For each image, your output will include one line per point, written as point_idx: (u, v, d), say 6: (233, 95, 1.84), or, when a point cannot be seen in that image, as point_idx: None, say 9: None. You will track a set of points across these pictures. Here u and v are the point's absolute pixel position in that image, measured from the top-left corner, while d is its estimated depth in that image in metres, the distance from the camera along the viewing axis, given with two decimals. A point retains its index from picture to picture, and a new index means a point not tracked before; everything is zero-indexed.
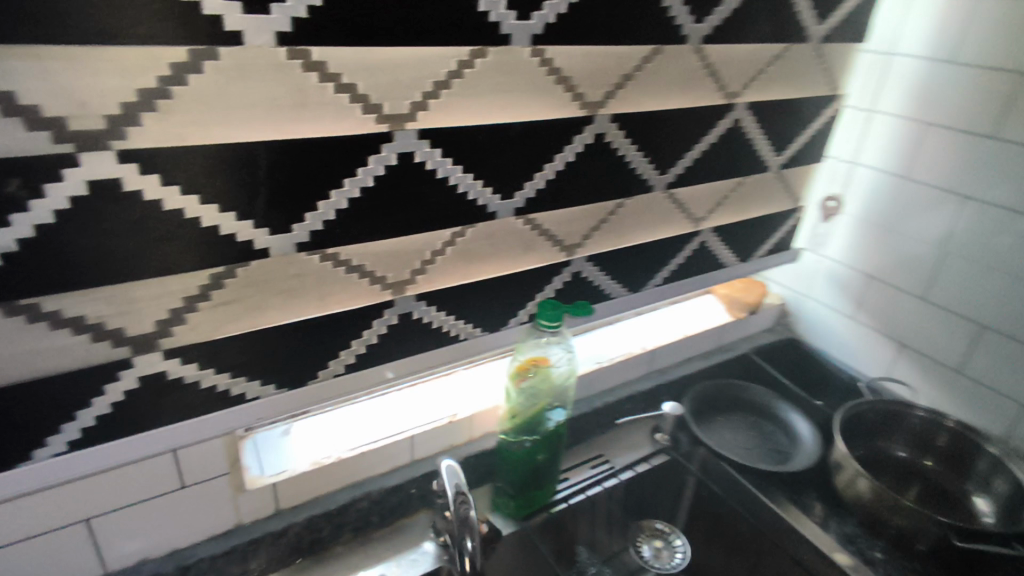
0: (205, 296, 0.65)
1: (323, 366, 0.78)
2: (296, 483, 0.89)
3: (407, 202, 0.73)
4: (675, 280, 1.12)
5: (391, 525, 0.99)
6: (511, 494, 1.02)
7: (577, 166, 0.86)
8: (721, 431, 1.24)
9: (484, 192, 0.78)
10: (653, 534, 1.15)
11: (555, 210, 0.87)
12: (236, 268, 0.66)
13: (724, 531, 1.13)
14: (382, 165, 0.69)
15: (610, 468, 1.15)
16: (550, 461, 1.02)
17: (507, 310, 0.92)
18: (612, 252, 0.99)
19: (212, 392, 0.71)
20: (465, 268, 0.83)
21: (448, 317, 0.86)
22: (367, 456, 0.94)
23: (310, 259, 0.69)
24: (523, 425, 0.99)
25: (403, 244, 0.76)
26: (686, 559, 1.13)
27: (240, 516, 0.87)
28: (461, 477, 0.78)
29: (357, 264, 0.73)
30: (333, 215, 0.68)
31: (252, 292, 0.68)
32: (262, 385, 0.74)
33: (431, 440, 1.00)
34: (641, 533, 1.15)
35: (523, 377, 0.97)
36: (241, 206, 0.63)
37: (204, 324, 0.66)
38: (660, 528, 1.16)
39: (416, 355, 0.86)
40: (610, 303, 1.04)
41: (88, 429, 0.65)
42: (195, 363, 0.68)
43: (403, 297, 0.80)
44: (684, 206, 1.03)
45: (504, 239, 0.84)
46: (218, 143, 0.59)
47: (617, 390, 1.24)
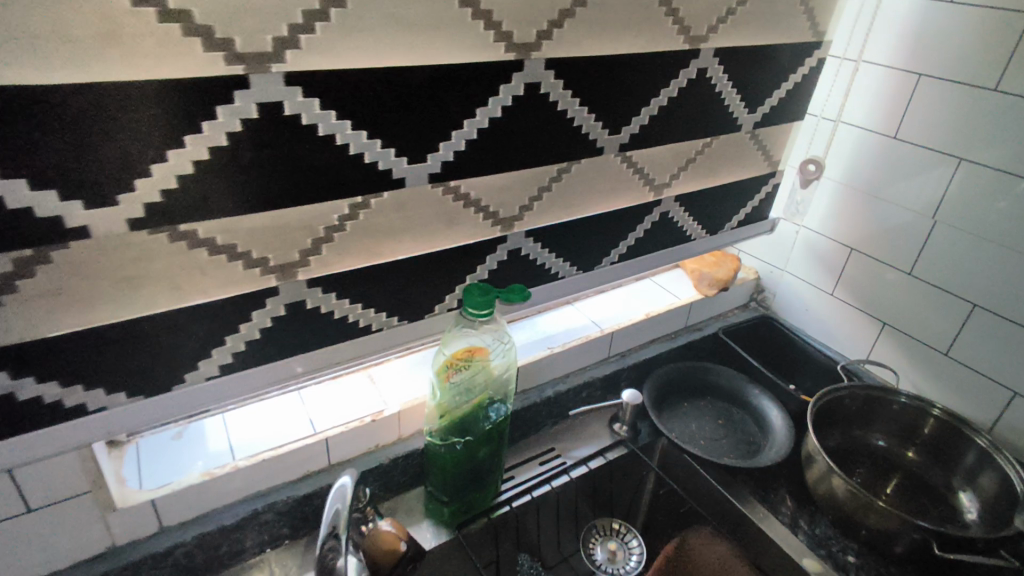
0: (9, 288, 0.51)
1: (193, 368, 0.64)
2: (182, 500, 0.76)
3: (282, 166, 0.58)
4: (633, 257, 0.99)
5: (307, 536, 0.88)
6: (445, 501, 0.91)
7: (507, 124, 0.71)
8: (686, 419, 1.13)
9: (386, 154, 0.64)
10: (607, 532, 1.05)
11: (482, 176, 0.73)
12: (48, 251, 0.51)
13: (685, 531, 1.03)
14: (238, 118, 0.54)
15: (563, 464, 1.04)
16: (492, 457, 0.90)
17: (431, 295, 0.79)
18: (557, 226, 0.85)
19: (40, 405, 0.57)
20: (371, 247, 0.69)
21: (355, 306, 0.72)
22: (271, 464, 0.81)
23: (154, 239, 0.55)
24: (454, 424, 0.85)
25: (284, 219, 0.61)
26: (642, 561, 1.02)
27: (115, 538, 0.74)
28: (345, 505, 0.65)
29: (223, 245, 0.59)
30: (175, 182, 0.54)
31: (74, 281, 0.53)
32: (111, 394, 0.60)
33: (351, 442, 0.87)
34: (596, 532, 1.04)
35: (453, 371, 0.82)
36: (37, 171, 0.48)
37: (10, 323, 0.52)
38: (616, 525, 1.05)
39: (318, 350, 0.73)
40: (558, 284, 0.91)
41: None
42: (8, 372, 0.54)
43: (292, 283, 0.66)
44: (641, 171, 0.89)
45: (418, 212, 0.70)
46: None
47: (572, 376, 1.11)
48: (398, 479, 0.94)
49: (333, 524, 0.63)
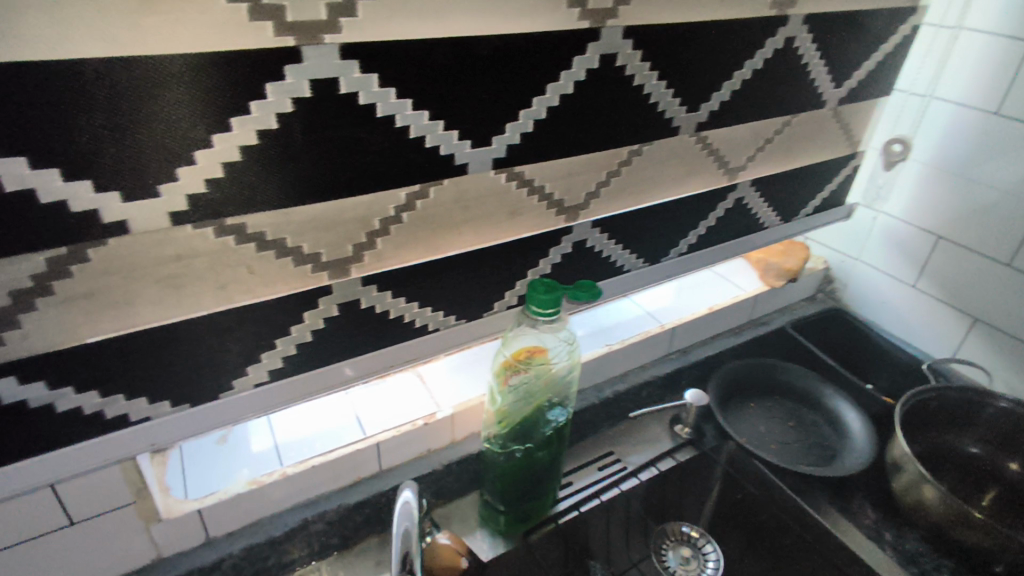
0: (44, 289, 0.46)
1: (242, 374, 0.59)
2: (229, 509, 0.71)
3: (336, 151, 0.52)
4: (703, 247, 0.90)
5: (358, 546, 0.83)
6: (501, 509, 0.85)
7: (579, 101, 0.63)
8: (753, 421, 1.05)
9: (448, 137, 0.57)
10: (678, 539, 0.93)
11: (549, 160, 0.66)
12: (85, 249, 0.46)
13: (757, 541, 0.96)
14: (289, 97, 0.48)
15: (623, 469, 0.97)
16: (552, 465, 0.83)
17: (490, 292, 0.72)
18: (625, 215, 0.77)
19: (80, 417, 0.52)
20: (429, 241, 0.63)
21: (411, 305, 0.66)
22: (320, 471, 0.76)
23: (199, 234, 0.50)
24: (513, 430, 0.79)
25: (337, 210, 0.55)
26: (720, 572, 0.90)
27: (161, 548, 0.70)
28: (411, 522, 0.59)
29: (272, 240, 0.53)
30: (221, 171, 0.48)
31: (113, 281, 0.48)
32: (154, 403, 0.55)
33: (402, 446, 0.82)
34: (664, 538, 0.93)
35: (512, 373, 0.76)
36: (72, 159, 0.43)
37: (45, 328, 0.47)
38: (686, 531, 0.94)
39: (372, 352, 0.67)
40: (624, 278, 0.83)
41: None
42: (44, 382, 0.49)
43: (345, 282, 0.60)
44: (715, 152, 0.81)
45: (480, 202, 0.64)
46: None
47: (631, 375, 1.04)
48: (452, 485, 0.88)
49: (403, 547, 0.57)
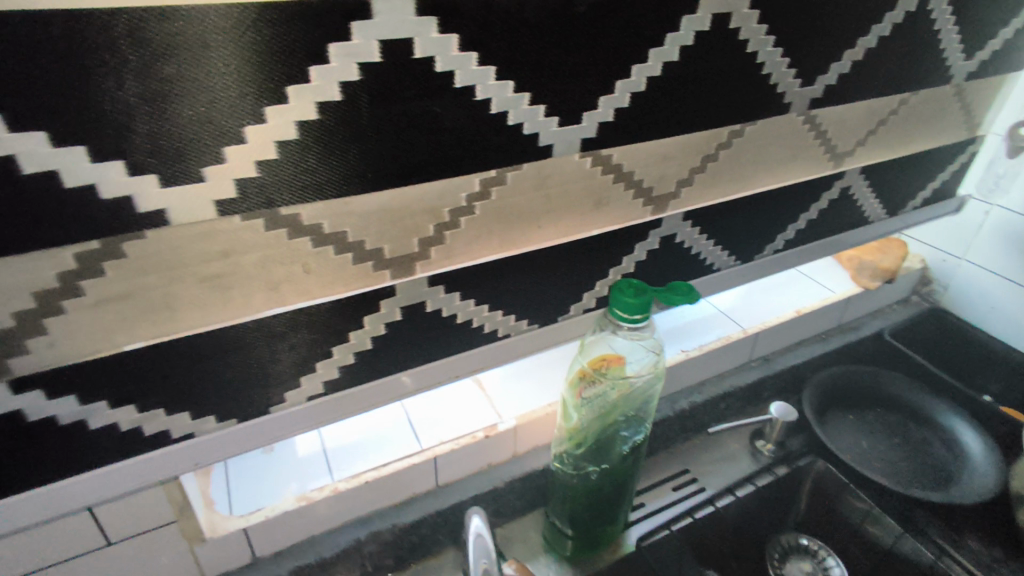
0: (73, 289, 0.39)
1: (294, 385, 0.52)
2: (276, 528, 0.65)
3: (405, 129, 0.44)
4: (800, 244, 0.80)
5: (411, 567, 0.76)
6: (569, 535, 0.76)
7: (682, 71, 0.54)
8: (849, 436, 0.93)
9: (534, 112, 0.49)
10: (797, 552, 0.85)
11: (642, 141, 0.57)
12: (119, 243, 0.39)
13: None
14: (356, 62, 0.40)
15: (703, 492, 0.87)
16: (626, 487, 0.74)
17: (568, 294, 0.63)
18: (720, 206, 0.67)
19: (115, 434, 0.46)
20: (504, 234, 0.55)
21: (481, 308, 0.58)
22: (373, 487, 0.69)
23: (249, 226, 0.43)
24: (586, 449, 0.70)
25: (403, 199, 0.47)
26: None
27: (204, 569, 0.64)
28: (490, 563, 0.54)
29: (330, 233, 0.46)
30: (275, 152, 0.41)
31: (151, 280, 0.41)
32: (198, 417, 0.49)
33: (461, 461, 0.74)
34: (780, 550, 0.85)
35: (586, 385, 0.66)
36: (103, 135, 0.36)
37: (75, 333, 0.41)
38: (807, 544, 0.85)
39: (435, 361, 0.59)
40: (714, 278, 0.73)
41: None
42: (75, 395, 0.43)
43: (409, 282, 0.52)
44: (824, 134, 0.70)
45: (563, 189, 0.55)
46: (8, 8, 0.31)
47: (708, 384, 0.94)
48: (512, 503, 0.80)
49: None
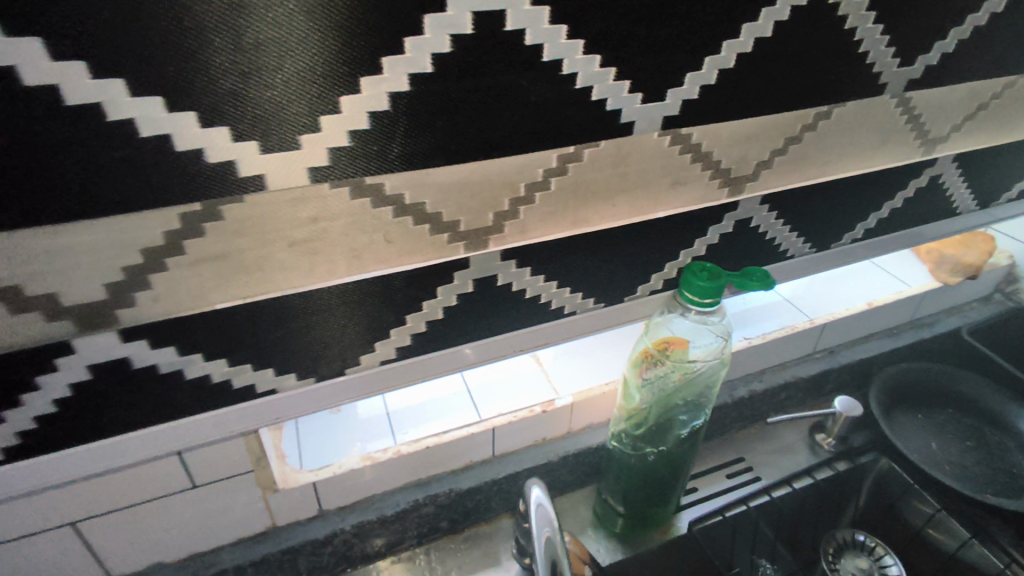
0: (177, 247, 0.42)
1: (368, 350, 0.54)
2: (342, 484, 0.68)
3: (491, 102, 0.44)
4: (881, 233, 0.75)
5: (465, 532, 0.78)
6: (621, 512, 0.77)
7: (772, 48, 0.52)
8: (916, 435, 0.90)
9: (618, 88, 0.48)
10: (852, 548, 0.82)
11: (724, 121, 0.55)
12: (219, 204, 0.41)
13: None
14: (449, 34, 0.41)
15: (756, 481, 0.87)
16: (682, 470, 0.73)
17: (637, 274, 0.63)
18: (800, 190, 0.65)
19: (206, 385, 0.49)
20: (578, 211, 0.54)
21: (549, 284, 0.58)
22: (433, 452, 0.71)
23: (336, 193, 0.44)
24: (644, 429, 0.70)
25: (483, 172, 0.48)
26: None
27: (274, 517, 0.66)
28: (555, 529, 0.55)
29: (410, 204, 0.47)
30: (368, 122, 0.42)
31: (246, 243, 0.43)
32: (279, 374, 0.51)
33: (518, 433, 0.76)
34: (833, 544, 0.82)
35: (647, 366, 0.67)
36: (212, 102, 0.38)
37: (177, 289, 0.43)
38: (862, 540, 0.82)
39: (501, 334, 0.60)
40: (787, 266, 0.71)
41: (31, 433, 0.45)
42: (174, 347, 0.46)
43: (483, 254, 0.53)
44: (917, 119, 0.66)
45: (640, 167, 0.54)
46: None
47: (770, 373, 0.92)
48: (566, 477, 0.81)
49: (550, 552, 0.53)
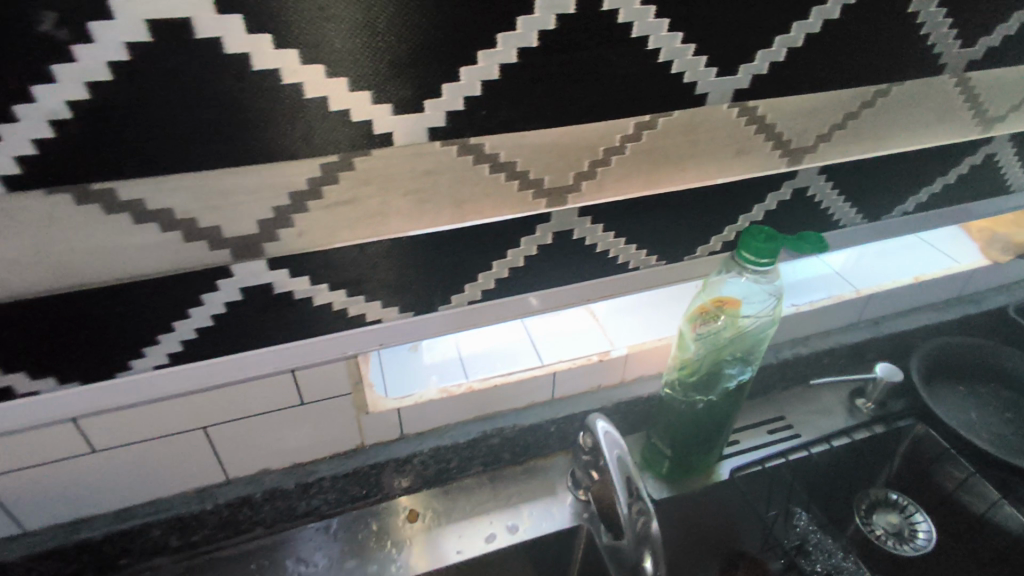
0: (317, 192, 0.50)
1: (458, 290, 0.62)
2: (422, 413, 0.77)
3: (584, 74, 0.51)
4: (934, 207, 0.79)
5: (526, 464, 0.86)
6: (668, 456, 0.84)
7: (839, 27, 0.57)
8: (956, 404, 0.94)
9: (696, 63, 0.54)
10: (884, 506, 0.87)
11: (789, 95, 0.60)
12: (354, 157, 0.49)
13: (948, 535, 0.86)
14: (554, 14, 0.47)
15: (795, 438, 0.92)
16: (728, 420, 0.79)
17: (697, 235, 0.68)
18: (857, 162, 0.69)
19: (327, 311, 0.58)
20: (650, 174, 0.61)
21: (618, 240, 0.65)
22: (502, 390, 0.79)
23: (447, 150, 0.51)
24: (695, 379, 0.76)
25: (570, 137, 0.55)
26: (930, 543, 0.83)
27: (364, 437, 0.76)
28: (624, 450, 0.67)
29: (505, 162, 0.54)
30: (480, 89, 0.49)
31: (371, 190, 0.51)
32: (385, 307, 0.60)
33: (577, 378, 0.83)
34: (868, 502, 0.88)
35: (702, 321, 0.73)
36: (360, 70, 0.45)
37: (313, 227, 0.52)
38: (895, 499, 0.88)
39: (572, 283, 0.67)
40: (840, 234, 0.76)
41: (191, 342, 0.54)
42: (306, 277, 0.54)
43: (563, 210, 0.60)
44: (975, 98, 0.69)
45: (709, 137, 0.60)
46: None
47: (814, 339, 0.97)
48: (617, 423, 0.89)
49: (623, 471, 0.65)
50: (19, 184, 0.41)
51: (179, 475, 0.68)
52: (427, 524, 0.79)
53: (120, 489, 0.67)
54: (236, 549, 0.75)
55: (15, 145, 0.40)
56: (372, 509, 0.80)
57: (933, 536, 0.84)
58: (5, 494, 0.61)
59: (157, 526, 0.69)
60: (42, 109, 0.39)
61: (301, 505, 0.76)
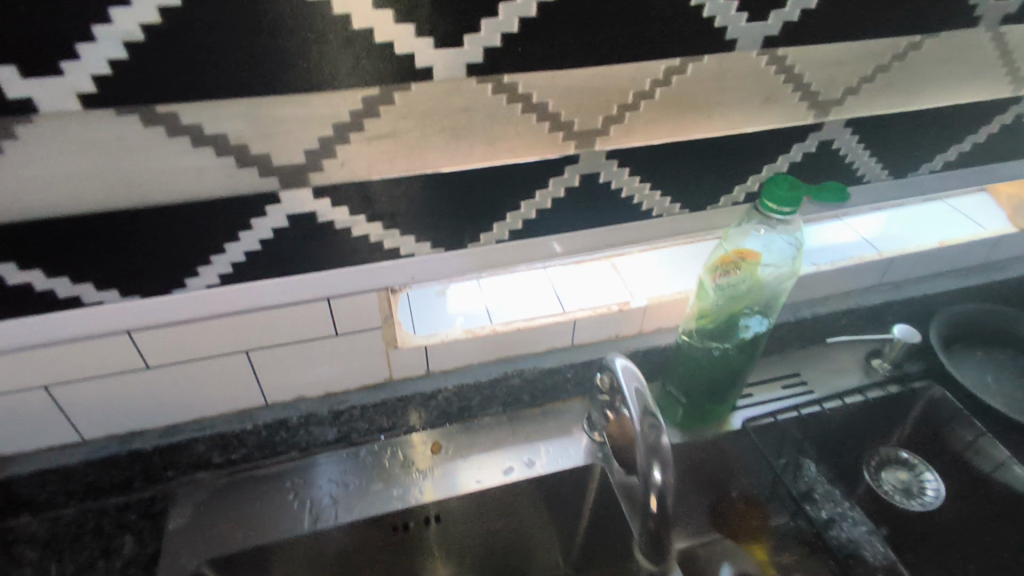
0: (360, 124, 0.53)
1: (487, 229, 0.64)
2: (448, 350, 0.81)
3: (618, 15, 0.52)
4: (962, 166, 0.79)
5: (543, 406, 0.90)
6: (682, 402, 0.87)
7: None
8: (972, 369, 0.94)
9: (728, 7, 0.55)
10: (894, 463, 0.90)
11: (820, 44, 0.61)
12: (396, 90, 0.52)
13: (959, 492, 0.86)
14: None
15: (809, 393, 0.95)
16: (743, 370, 0.82)
17: (720, 185, 0.70)
18: (884, 117, 0.70)
19: (365, 242, 0.61)
20: (677, 120, 0.63)
21: (643, 186, 0.67)
22: (524, 333, 0.82)
23: (483, 87, 0.54)
24: (713, 327, 0.79)
25: (601, 78, 0.57)
26: (939, 498, 0.86)
27: (393, 371, 0.80)
28: (640, 382, 0.69)
29: (537, 102, 0.57)
30: (518, 27, 0.51)
31: (410, 124, 0.54)
32: (418, 241, 0.63)
33: (596, 326, 0.86)
34: (879, 458, 0.91)
35: (722, 273, 0.73)
36: (406, 3, 0.47)
37: (355, 159, 0.55)
38: (906, 457, 0.90)
39: (596, 228, 0.70)
40: (863, 190, 0.77)
41: (240, 265, 0.58)
42: (346, 208, 0.58)
43: (591, 153, 0.62)
44: (1009, 53, 0.69)
45: (736, 84, 0.62)
46: None
47: (833, 300, 0.98)
48: None
49: (642, 401, 0.67)
50: (94, 102, 0.45)
51: (223, 397, 0.73)
52: (449, 455, 0.84)
53: (169, 407, 0.72)
54: (272, 469, 0.80)
55: (92, 65, 0.44)
56: (398, 440, 0.85)
57: (942, 490, 0.87)
58: (68, 403, 0.67)
59: (201, 441, 0.74)
60: (116, 32, 0.43)
61: (332, 432, 0.80)
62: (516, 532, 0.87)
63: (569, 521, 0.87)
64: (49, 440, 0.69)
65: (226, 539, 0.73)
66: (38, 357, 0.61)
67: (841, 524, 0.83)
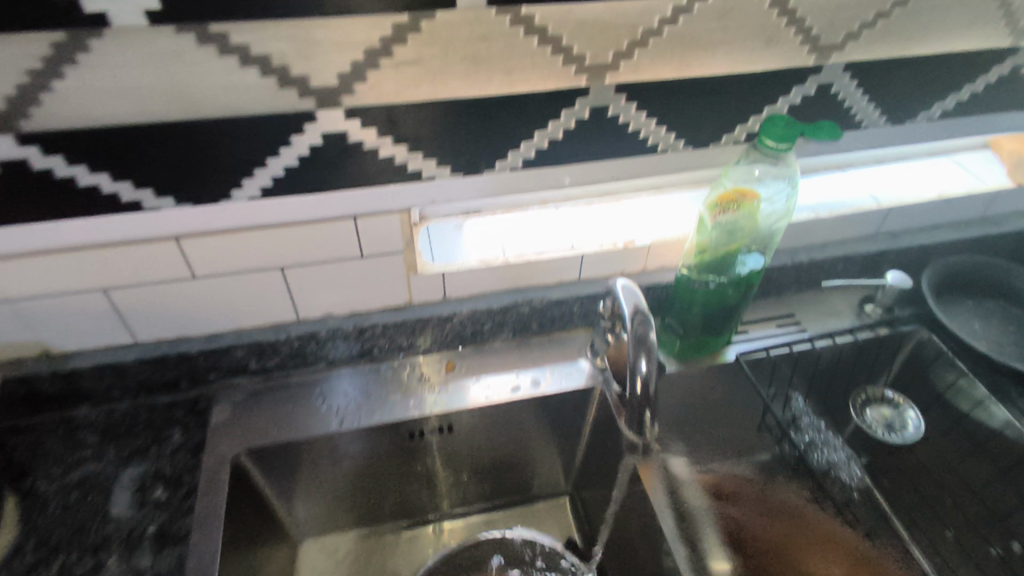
0: (390, 50, 0.58)
1: (503, 157, 0.70)
2: (464, 278, 0.87)
3: None
4: (959, 115, 0.82)
5: (551, 334, 0.97)
6: (680, 334, 0.93)
7: None
8: (961, 316, 0.99)
9: None
10: (879, 401, 0.95)
11: None
12: (422, 18, 0.57)
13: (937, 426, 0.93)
14: None
15: (801, 332, 0.99)
16: (738, 304, 0.87)
17: (723, 123, 0.75)
18: (884, 63, 0.74)
19: (391, 163, 0.67)
20: (682, 59, 0.67)
21: (649, 120, 0.72)
22: (535, 264, 0.88)
23: (502, 18, 0.59)
24: (711, 262, 0.83)
25: (611, 14, 0.61)
26: (919, 432, 0.92)
27: (412, 295, 0.86)
28: (638, 298, 0.73)
29: (551, 35, 0.61)
30: None
31: (435, 52, 0.60)
32: (439, 165, 0.69)
33: (603, 262, 0.92)
34: (865, 396, 0.95)
35: (722, 211, 0.78)
36: None
37: (384, 83, 0.61)
38: (890, 396, 0.95)
39: (604, 160, 0.75)
40: (859, 134, 0.81)
41: (279, 179, 0.65)
42: (375, 129, 0.64)
43: (601, 87, 0.67)
44: (1009, 3, 0.72)
45: (740, 24, 0.66)
46: None
47: (832, 246, 1.03)
48: None
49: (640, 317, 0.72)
50: (160, 19, 0.51)
51: (259, 309, 0.81)
52: (462, 373, 0.91)
53: (211, 316, 0.79)
54: (302, 378, 0.89)
55: None
56: (416, 359, 0.93)
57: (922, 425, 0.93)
58: (122, 305, 0.74)
59: (240, 348, 0.82)
60: None
61: (356, 347, 0.88)
62: (521, 448, 0.95)
63: (570, 438, 0.95)
64: (106, 339, 0.78)
65: (263, 432, 0.81)
66: (100, 258, 0.68)
67: (820, 447, 0.94)
